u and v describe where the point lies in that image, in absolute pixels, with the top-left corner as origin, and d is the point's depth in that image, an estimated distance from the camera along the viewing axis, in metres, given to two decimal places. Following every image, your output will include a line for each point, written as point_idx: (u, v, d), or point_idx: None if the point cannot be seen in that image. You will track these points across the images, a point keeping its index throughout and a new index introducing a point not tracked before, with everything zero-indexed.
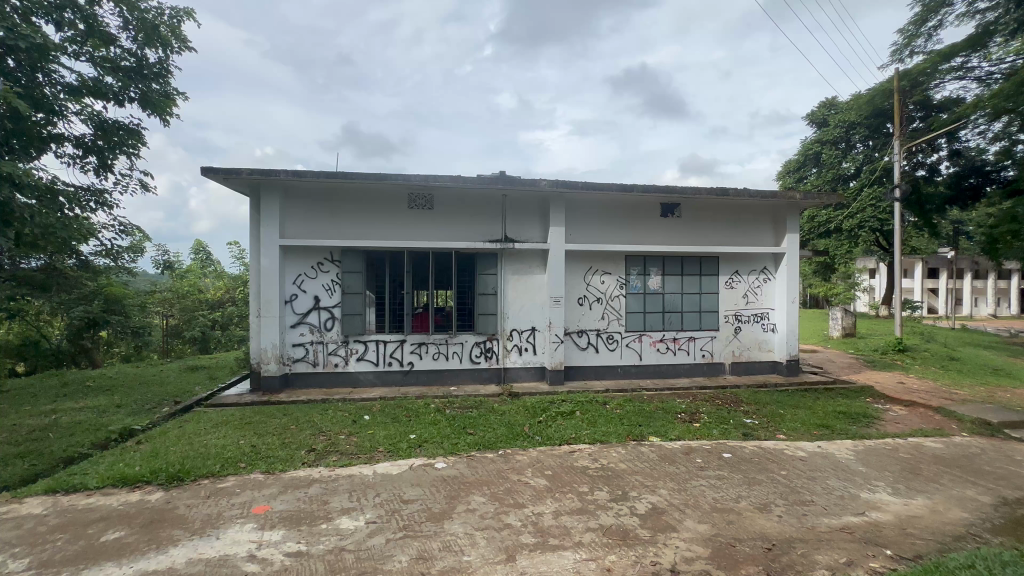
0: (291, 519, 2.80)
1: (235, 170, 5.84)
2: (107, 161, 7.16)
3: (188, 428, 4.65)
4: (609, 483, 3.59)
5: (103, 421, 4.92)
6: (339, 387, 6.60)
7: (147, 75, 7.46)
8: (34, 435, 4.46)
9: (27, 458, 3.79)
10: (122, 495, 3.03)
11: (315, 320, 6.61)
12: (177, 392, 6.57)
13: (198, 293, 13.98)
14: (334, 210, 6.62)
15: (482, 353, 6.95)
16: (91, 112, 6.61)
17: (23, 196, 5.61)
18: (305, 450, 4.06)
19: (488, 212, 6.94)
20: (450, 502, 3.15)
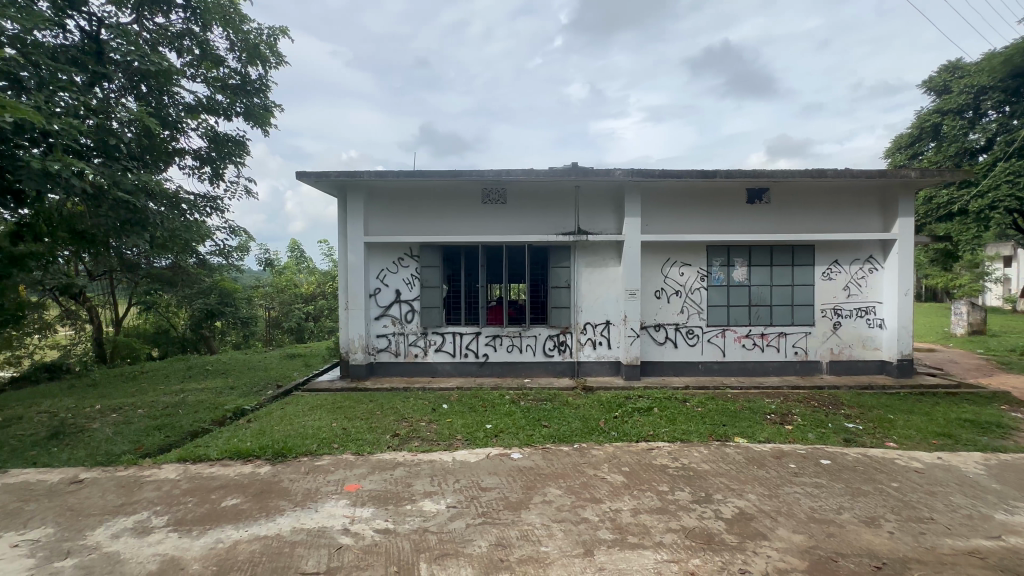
0: (379, 498, 2.99)
1: (324, 174, 6.29)
2: (219, 170, 8.03)
3: (289, 409, 5.13)
4: (691, 483, 3.43)
5: (220, 401, 5.57)
6: (419, 376, 6.92)
7: (250, 90, 8.26)
8: (166, 411, 5.16)
9: (163, 430, 4.40)
10: (236, 466, 3.40)
11: (397, 312, 6.97)
12: (278, 377, 7.28)
13: (294, 288, 15.33)
14: (413, 208, 6.92)
15: (556, 346, 6.93)
16: (206, 127, 7.45)
17: (156, 204, 6.51)
18: (390, 435, 4.31)
19: (561, 205, 6.89)
20: (527, 493, 3.18)
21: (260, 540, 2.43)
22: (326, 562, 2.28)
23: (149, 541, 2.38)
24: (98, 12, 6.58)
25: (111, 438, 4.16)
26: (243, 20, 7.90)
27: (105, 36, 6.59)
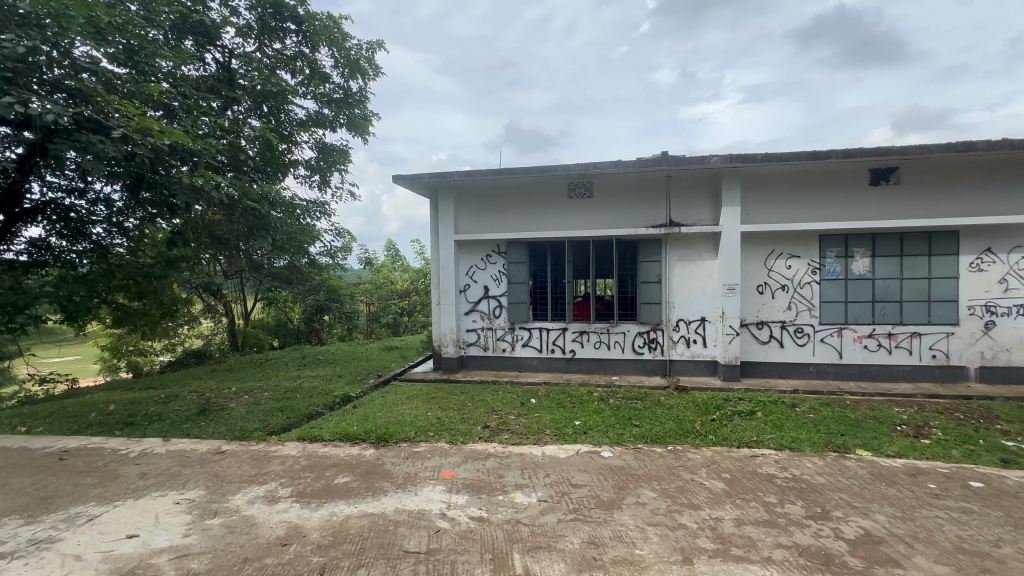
0: (472, 487, 3.10)
1: (418, 176, 6.64)
2: (327, 177, 8.82)
3: (389, 398, 5.51)
4: (803, 497, 3.12)
5: (330, 388, 6.14)
6: (507, 370, 7.06)
7: (352, 102, 8.96)
8: (287, 395, 5.80)
9: (285, 411, 4.95)
10: (345, 448, 3.70)
11: (485, 308, 7.16)
12: (378, 368, 7.84)
13: (390, 284, 16.43)
14: (500, 205, 7.06)
15: (646, 343, 6.68)
16: (315, 139, 8.22)
17: (276, 211, 7.32)
18: (481, 427, 4.44)
19: (651, 196, 6.61)
20: (619, 493, 3.10)
21: (368, 517, 2.63)
22: (426, 543, 2.40)
23: (278, 508, 2.68)
24: (229, 44, 7.52)
25: (244, 417, 4.75)
26: (345, 38, 8.59)
27: (235, 65, 7.52)
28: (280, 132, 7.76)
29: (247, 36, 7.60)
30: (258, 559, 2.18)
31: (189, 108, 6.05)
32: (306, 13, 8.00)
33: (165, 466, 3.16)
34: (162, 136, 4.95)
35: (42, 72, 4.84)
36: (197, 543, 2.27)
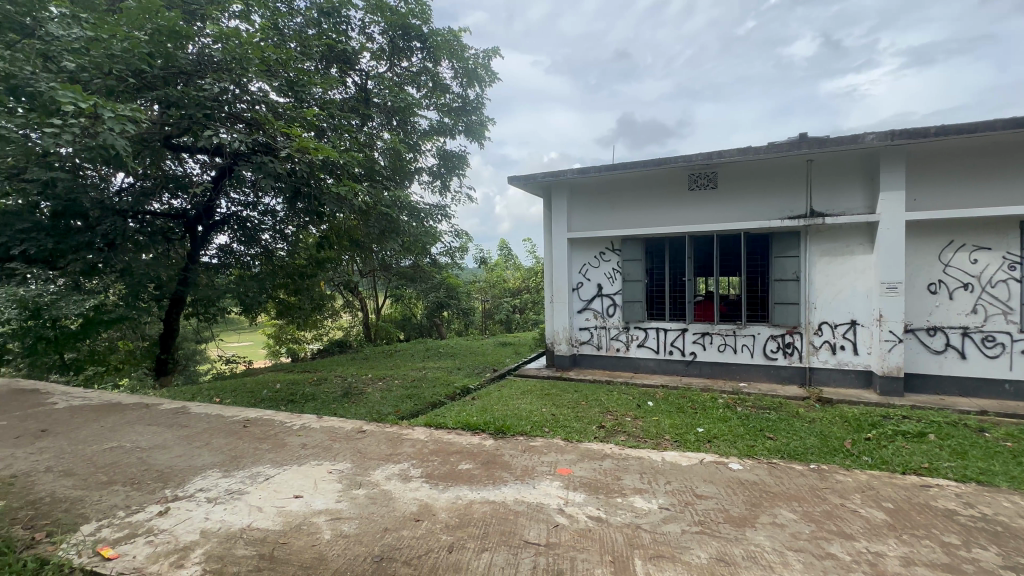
0: (589, 486, 3.07)
1: (532, 176, 6.80)
2: (447, 182, 9.41)
3: (505, 392, 5.72)
4: (998, 541, 2.54)
5: (450, 379, 6.56)
6: (621, 370, 6.88)
7: (469, 109, 9.46)
8: (413, 383, 6.34)
9: (413, 398, 5.41)
10: (468, 436, 3.91)
11: (598, 306, 7.06)
12: (493, 362, 8.18)
13: (503, 282, 17.01)
14: (613, 200, 6.90)
15: (780, 348, 6.02)
16: (437, 146, 8.83)
17: (404, 216, 8.00)
18: (596, 426, 4.39)
19: (787, 184, 5.92)
20: (751, 510, 2.83)
21: (490, 504, 2.74)
22: (545, 536, 2.44)
23: (411, 487, 2.92)
24: (366, 67, 8.39)
25: (379, 402, 5.28)
26: (464, 48, 9.07)
27: (370, 85, 8.37)
28: (407, 142, 8.47)
29: (381, 58, 8.39)
30: (396, 530, 2.40)
31: (336, 128, 6.88)
32: (430, 30, 8.62)
33: (320, 439, 3.63)
34: (316, 153, 5.67)
35: (229, 107, 5.86)
36: (347, 509, 2.57)
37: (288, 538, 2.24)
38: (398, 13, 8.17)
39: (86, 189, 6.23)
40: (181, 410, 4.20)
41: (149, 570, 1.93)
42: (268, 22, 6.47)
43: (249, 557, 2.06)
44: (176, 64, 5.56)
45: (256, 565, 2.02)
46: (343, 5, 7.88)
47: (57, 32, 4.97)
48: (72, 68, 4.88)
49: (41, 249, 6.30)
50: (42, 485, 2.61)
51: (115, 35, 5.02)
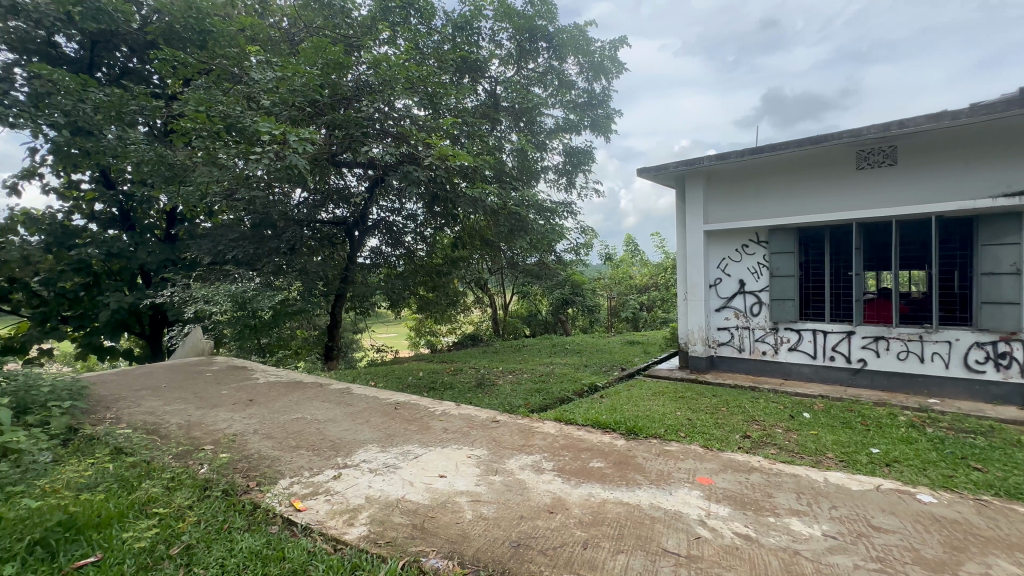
0: (735, 499, 2.81)
1: (664, 166, 6.45)
2: (573, 179, 9.40)
3: (635, 392, 5.52)
4: None
5: (578, 375, 6.54)
6: (767, 376, 6.19)
7: (595, 103, 9.31)
8: (542, 378, 6.46)
9: (542, 393, 5.51)
10: (599, 434, 3.83)
11: (740, 304, 6.43)
12: (622, 361, 7.95)
13: (629, 279, 16.45)
14: (759, 187, 6.22)
15: (989, 359, 4.84)
16: (563, 144, 8.84)
17: (534, 215, 8.17)
18: (739, 436, 4.00)
19: (1001, 152, 4.74)
20: (952, 554, 2.32)
21: (624, 506, 2.66)
22: (686, 547, 2.30)
23: (544, 478, 2.94)
24: (495, 73, 8.75)
25: (511, 394, 5.48)
26: (590, 42, 8.95)
27: (498, 90, 8.72)
28: (534, 141, 8.58)
29: (509, 62, 8.65)
30: (531, 519, 2.45)
31: (469, 134, 7.28)
32: (556, 29, 8.71)
33: (459, 425, 3.86)
34: (454, 159, 6.06)
35: (381, 124, 6.60)
36: (485, 493, 2.70)
37: (435, 513, 2.43)
38: (525, 17, 8.39)
39: (275, 205, 7.70)
40: (346, 391, 4.83)
41: (329, 524, 2.26)
42: (412, 43, 7.12)
43: (405, 525, 2.30)
44: (339, 92, 6.41)
45: (410, 533, 2.24)
46: (474, 18, 8.33)
47: (257, 77, 6.10)
48: (267, 105, 5.96)
49: (246, 254, 7.82)
50: (252, 444, 3.22)
51: (297, 72, 6.02)
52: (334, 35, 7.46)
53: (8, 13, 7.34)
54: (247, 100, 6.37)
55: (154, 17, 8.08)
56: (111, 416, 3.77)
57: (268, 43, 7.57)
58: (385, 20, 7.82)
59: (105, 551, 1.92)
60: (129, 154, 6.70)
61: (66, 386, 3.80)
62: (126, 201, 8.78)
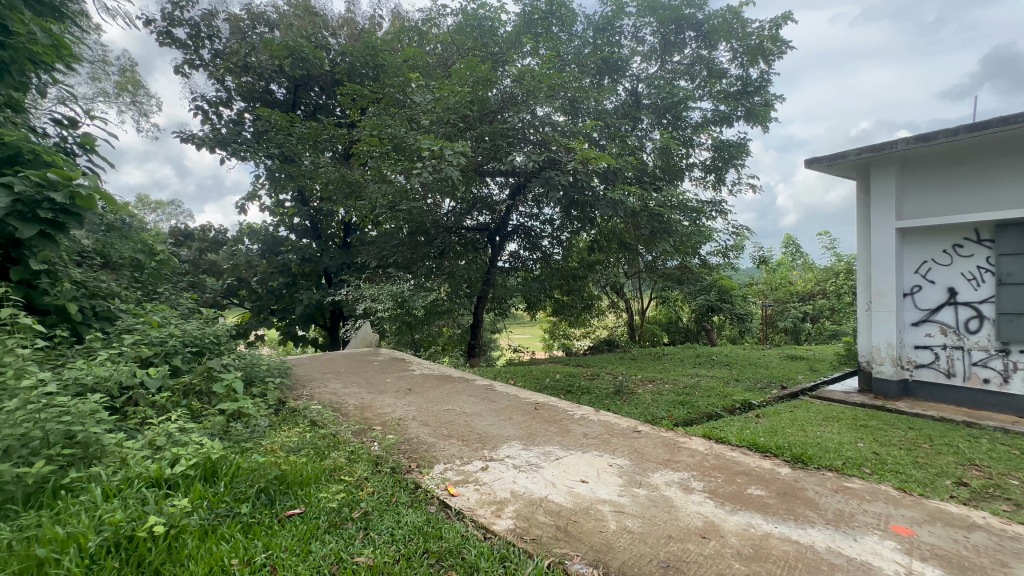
0: (949, 561, 2.25)
1: (842, 155, 5.53)
2: (722, 175, 8.65)
3: (799, 414, 4.82)
4: None
5: (728, 390, 5.94)
6: (991, 410, 4.91)
7: (751, 90, 8.41)
8: (686, 390, 6.03)
9: (686, 406, 5.14)
10: (757, 458, 3.42)
11: (950, 318, 5.21)
12: (781, 377, 7.01)
13: (788, 285, 14.54)
14: (982, 170, 4.98)
15: None
16: (712, 138, 8.15)
17: (680, 215, 7.66)
18: (951, 482, 3.22)
19: None
20: None
21: (793, 544, 2.32)
22: None
23: (694, 499, 2.71)
24: (636, 71, 8.47)
25: (652, 405, 5.22)
26: (746, 24, 8.16)
27: (640, 88, 8.40)
28: (680, 136, 8.05)
29: (652, 58, 8.31)
30: (681, 541, 2.28)
31: (610, 136, 7.15)
32: (705, 15, 8.14)
33: (599, 431, 3.77)
34: (598, 162, 5.99)
35: (523, 133, 6.88)
36: (629, 505, 2.58)
37: (578, 518, 2.41)
38: (671, 8, 7.98)
39: (429, 213, 8.52)
40: (489, 388, 5.11)
41: (479, 512, 2.40)
42: (554, 51, 7.28)
43: (549, 526, 2.32)
44: (487, 106, 6.85)
45: (555, 533, 2.26)
46: (616, 17, 8.20)
47: (418, 100, 6.84)
48: (427, 124, 6.63)
49: (404, 258, 8.79)
50: (412, 429, 3.58)
51: (452, 92, 6.55)
52: (483, 54, 8.01)
53: (243, 72, 9.45)
54: (410, 122, 7.17)
55: (340, 60, 9.60)
56: (307, 393, 4.54)
57: (426, 68, 8.43)
58: (528, 33, 8.15)
59: (306, 506, 2.30)
60: (320, 175, 8.05)
61: (276, 366, 4.71)
62: (316, 215, 10.57)
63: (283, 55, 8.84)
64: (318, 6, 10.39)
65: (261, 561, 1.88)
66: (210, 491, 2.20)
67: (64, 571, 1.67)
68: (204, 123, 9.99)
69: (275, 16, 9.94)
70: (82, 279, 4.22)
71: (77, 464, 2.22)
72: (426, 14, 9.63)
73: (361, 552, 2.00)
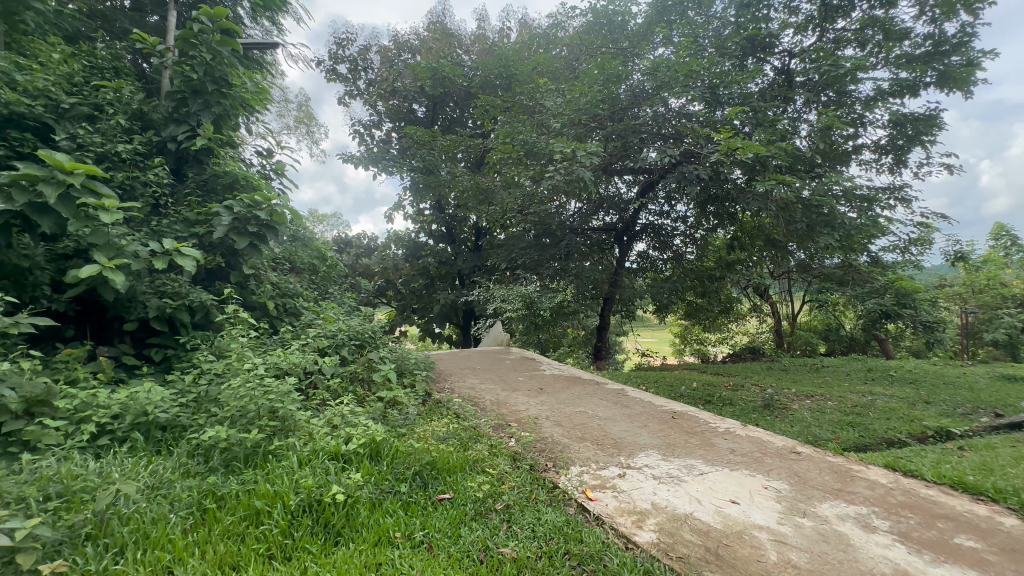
0: None
1: None
2: (904, 156, 7.25)
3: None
4: None
5: (914, 413, 4.93)
6: None
7: (945, 50, 6.91)
8: (854, 409, 5.16)
9: (857, 428, 4.39)
10: (966, 501, 2.76)
11: None
12: (994, 402, 5.60)
13: (999, 287, 11.62)
14: None
15: None
16: (890, 112, 6.87)
17: (844, 206, 6.60)
18: None
19: None
20: None
21: None
22: None
23: (878, 541, 2.28)
24: (788, 45, 7.52)
25: (811, 424, 4.57)
26: None
27: (793, 64, 7.42)
28: (848, 114, 6.83)
29: (807, 29, 7.31)
30: None
31: (757, 121, 6.45)
32: None
33: (748, 448, 3.41)
34: (746, 152, 5.45)
35: (657, 128, 6.57)
36: (793, 536, 2.28)
37: (731, 542, 2.19)
38: None
39: (556, 216, 8.61)
40: (622, 392, 4.96)
41: (619, 521, 2.33)
42: (690, 37, 6.83)
43: (697, 545, 2.16)
44: (617, 104, 6.71)
45: (703, 554, 2.10)
46: None
47: (549, 104, 6.97)
48: (557, 127, 6.72)
49: (532, 260, 8.99)
50: (546, 428, 3.64)
51: (582, 93, 6.55)
52: (612, 51, 7.85)
53: (392, 96, 10.58)
54: (541, 127, 7.34)
55: (473, 74, 10.24)
56: (448, 387, 4.90)
57: (554, 72, 8.52)
58: (660, 22, 7.77)
59: (454, 492, 2.47)
60: (457, 184, 8.65)
61: (422, 360, 5.18)
62: (451, 221, 11.39)
63: (426, 77, 9.70)
64: (453, 27, 11.21)
65: (420, 538, 2.08)
66: (376, 469, 2.50)
67: (274, 522, 2.05)
68: (361, 145, 11.44)
69: (417, 43, 10.99)
70: (276, 281, 5.11)
71: (279, 433, 2.69)
72: (554, 19, 9.75)
73: (505, 543, 2.08)
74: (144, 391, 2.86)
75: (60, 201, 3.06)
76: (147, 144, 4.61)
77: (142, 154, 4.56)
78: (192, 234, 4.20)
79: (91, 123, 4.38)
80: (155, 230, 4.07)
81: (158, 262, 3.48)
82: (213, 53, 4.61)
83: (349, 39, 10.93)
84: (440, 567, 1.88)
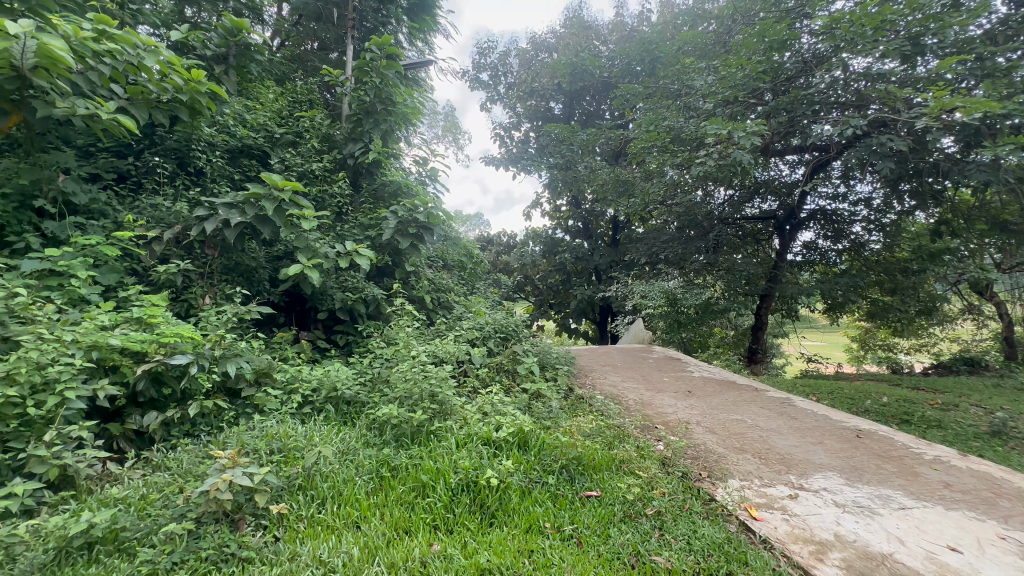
0: None
1: None
2: None
3: None
4: None
5: None
6: None
7: None
8: None
9: None
10: None
11: None
12: None
13: None
14: None
15: None
16: None
17: None
18: None
19: None
20: None
21: None
22: None
23: None
24: None
25: None
26: None
27: None
28: None
29: None
30: None
31: (982, 72, 5.08)
32: None
33: (972, 485, 2.71)
34: (968, 111, 4.33)
35: (833, 95, 5.62)
36: None
37: None
38: None
39: (703, 205, 7.96)
40: (787, 401, 4.37)
41: (792, 548, 2.04)
42: None
43: None
44: (781, 73, 5.98)
45: None
46: None
47: (698, 84, 6.51)
48: (709, 107, 6.24)
49: (676, 253, 8.43)
50: (697, 434, 3.37)
51: (739, 66, 6.05)
52: (773, 14, 6.91)
53: (530, 96, 10.85)
54: (687, 110, 6.83)
55: (611, 64, 9.96)
56: (589, 383, 4.88)
57: (702, 48, 7.83)
58: None
59: (602, 490, 2.43)
60: (595, 178, 8.54)
61: (562, 355, 5.23)
62: (588, 216, 11.31)
63: (566, 72, 9.94)
64: (590, 19, 11.04)
65: (569, 532, 2.08)
66: (525, 458, 2.58)
67: (437, 497, 2.24)
68: (501, 147, 12.00)
69: (554, 40, 11.10)
70: (432, 277, 5.64)
71: (438, 416, 2.95)
72: None
73: (658, 552, 1.97)
74: (334, 370, 3.38)
75: (275, 212, 3.77)
76: (333, 161, 5.43)
77: (330, 170, 5.39)
78: (367, 237, 4.84)
79: (295, 148, 5.33)
80: (339, 234, 4.79)
81: (342, 261, 4.08)
82: (381, 76, 5.23)
83: (491, 47, 11.50)
84: (591, 565, 1.86)
